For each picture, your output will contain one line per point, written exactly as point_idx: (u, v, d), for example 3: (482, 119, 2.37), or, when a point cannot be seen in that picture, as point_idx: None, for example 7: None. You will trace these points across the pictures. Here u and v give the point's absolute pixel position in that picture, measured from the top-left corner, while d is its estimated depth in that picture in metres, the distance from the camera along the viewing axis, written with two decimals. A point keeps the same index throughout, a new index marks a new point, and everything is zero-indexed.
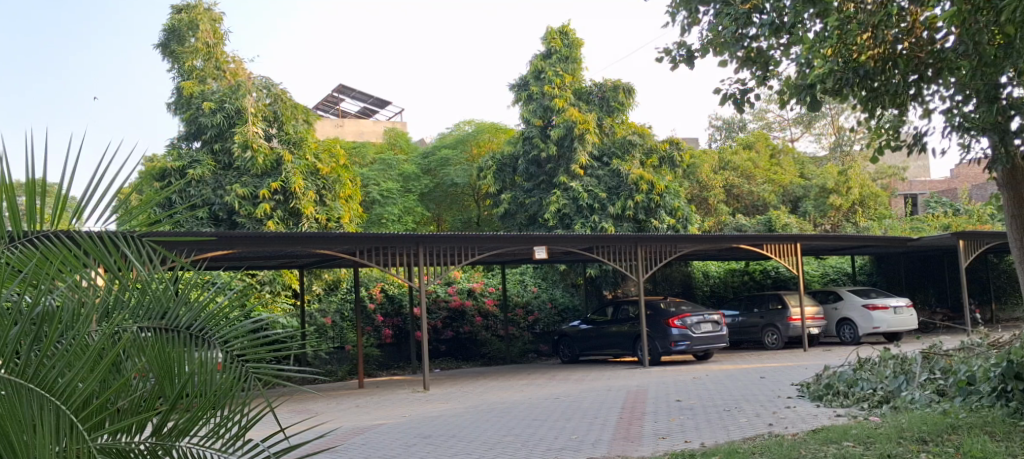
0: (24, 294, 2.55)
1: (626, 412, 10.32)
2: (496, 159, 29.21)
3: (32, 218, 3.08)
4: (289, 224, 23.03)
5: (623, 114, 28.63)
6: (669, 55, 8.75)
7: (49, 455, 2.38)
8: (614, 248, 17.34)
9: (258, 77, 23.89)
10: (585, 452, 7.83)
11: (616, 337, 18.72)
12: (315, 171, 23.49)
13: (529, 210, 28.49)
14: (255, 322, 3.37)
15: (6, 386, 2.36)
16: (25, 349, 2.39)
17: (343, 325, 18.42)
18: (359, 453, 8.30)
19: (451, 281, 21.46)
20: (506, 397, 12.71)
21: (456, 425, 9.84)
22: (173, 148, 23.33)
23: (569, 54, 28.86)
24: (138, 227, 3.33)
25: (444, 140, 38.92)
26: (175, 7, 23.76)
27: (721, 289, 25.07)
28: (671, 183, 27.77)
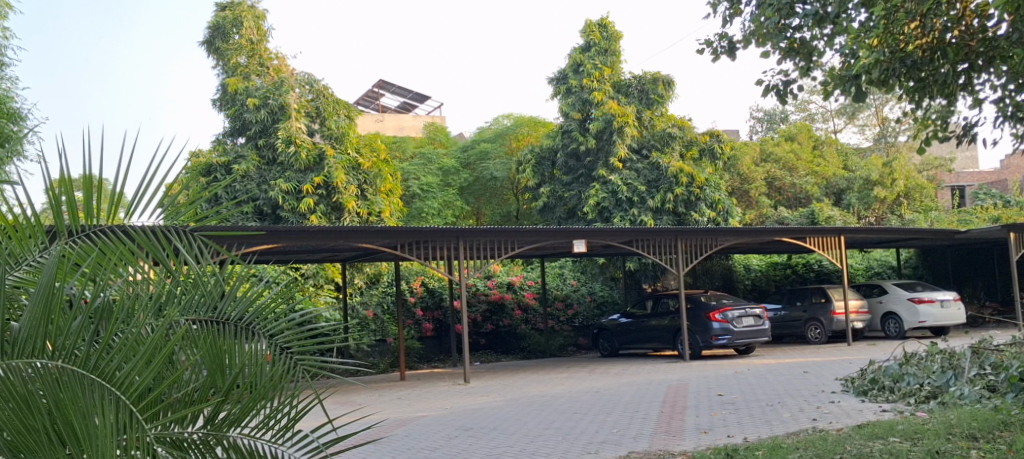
0: (83, 288, 2.59)
1: (667, 406, 10.30)
2: (536, 152, 29.41)
3: (87, 215, 3.16)
4: (332, 218, 23.33)
5: (662, 107, 28.34)
6: (711, 47, 8.65)
7: (112, 446, 2.39)
8: (655, 242, 17.22)
9: (301, 73, 24.20)
10: (627, 445, 7.84)
11: (656, 331, 18.66)
12: (356, 165, 23.72)
13: (568, 203, 28.44)
14: (302, 314, 3.45)
15: (67, 374, 2.37)
16: (84, 340, 2.42)
17: (385, 318, 18.48)
18: (401, 444, 8.40)
19: (491, 275, 21.54)
20: (547, 390, 12.78)
21: (497, 418, 9.92)
22: (219, 143, 23.81)
23: (609, 46, 28.67)
24: (186, 222, 3.40)
25: (483, 134, 39.23)
26: (219, 5, 24.08)
27: (763, 283, 24.81)
28: (712, 175, 27.48)
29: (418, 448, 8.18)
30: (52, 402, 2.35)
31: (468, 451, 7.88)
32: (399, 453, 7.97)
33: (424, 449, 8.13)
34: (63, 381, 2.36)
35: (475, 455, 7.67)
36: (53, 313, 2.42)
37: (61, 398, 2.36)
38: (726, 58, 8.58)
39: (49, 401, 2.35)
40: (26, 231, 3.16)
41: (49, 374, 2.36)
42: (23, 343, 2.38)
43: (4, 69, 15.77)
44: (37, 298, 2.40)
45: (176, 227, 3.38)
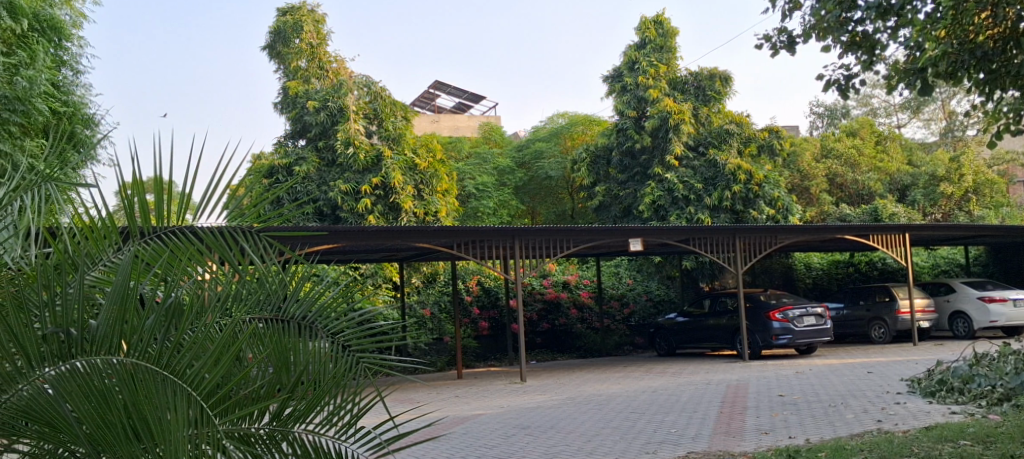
0: (156, 287, 2.61)
1: (727, 406, 10.17)
2: (590, 151, 29.30)
3: (156, 218, 3.24)
4: (389, 218, 23.68)
5: (720, 103, 27.97)
6: (770, 42, 8.50)
7: (182, 439, 2.39)
8: (712, 241, 17.03)
9: (359, 75, 24.54)
10: (686, 446, 7.77)
11: (713, 331, 18.44)
12: (413, 166, 24.05)
13: (623, 202, 28.28)
14: (362, 314, 3.49)
15: (140, 373, 2.38)
16: (157, 338, 2.42)
17: (442, 317, 18.63)
18: (460, 442, 8.47)
19: (547, 274, 21.57)
20: (604, 389, 12.74)
21: (554, 417, 9.92)
22: (281, 145, 24.27)
23: (664, 43, 28.47)
24: (251, 222, 3.43)
25: (538, 134, 39.32)
26: (280, 10, 24.50)
27: (825, 281, 24.31)
28: (771, 172, 27.02)
29: (475, 446, 8.23)
30: (128, 398, 2.38)
31: (526, 449, 7.89)
32: (458, 451, 8.04)
33: (481, 447, 8.17)
34: (136, 379, 2.38)
35: (532, 453, 7.68)
36: (128, 312, 2.45)
37: (135, 392, 2.38)
38: (786, 53, 8.43)
39: (126, 397, 2.39)
40: (101, 233, 3.28)
41: (124, 371, 2.39)
42: (99, 341, 2.41)
43: (79, 76, 16.39)
44: (111, 298, 2.44)
45: (240, 228, 3.42)
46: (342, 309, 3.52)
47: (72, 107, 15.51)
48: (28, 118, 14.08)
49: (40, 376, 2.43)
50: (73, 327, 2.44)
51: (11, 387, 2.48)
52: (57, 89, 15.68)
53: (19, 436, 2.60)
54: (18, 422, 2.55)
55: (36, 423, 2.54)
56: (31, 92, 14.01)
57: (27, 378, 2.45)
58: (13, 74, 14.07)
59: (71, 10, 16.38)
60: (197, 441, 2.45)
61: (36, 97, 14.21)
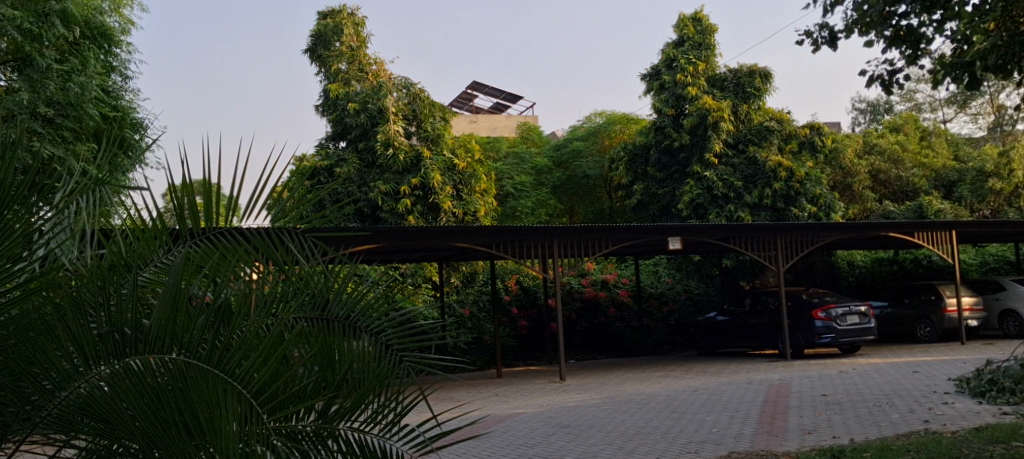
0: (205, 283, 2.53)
1: (770, 406, 10.07)
2: (629, 150, 29.21)
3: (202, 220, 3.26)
4: (428, 218, 23.97)
5: (760, 100, 27.61)
6: (811, 37, 8.39)
7: (231, 437, 2.31)
8: (753, 239, 16.88)
9: (398, 77, 24.75)
10: (728, 445, 7.72)
11: (754, 330, 18.30)
12: (452, 166, 24.31)
13: (662, 200, 28.17)
14: (403, 313, 3.51)
15: (192, 371, 2.29)
16: (208, 336, 2.33)
17: (481, 317, 18.68)
18: (500, 441, 8.51)
19: (585, 273, 21.55)
20: (644, 389, 12.71)
21: (594, 416, 9.92)
22: (322, 147, 24.55)
23: (703, 40, 28.29)
24: (293, 223, 3.43)
25: (576, 133, 39.30)
26: (320, 13, 24.67)
27: (868, 280, 23.97)
28: (812, 169, 26.69)
29: (516, 445, 8.27)
30: (179, 396, 2.31)
31: (566, 449, 7.89)
32: (499, 449, 8.09)
33: (522, 445, 8.21)
34: (189, 376, 2.30)
35: (572, 453, 7.66)
36: (179, 312, 2.35)
37: (187, 389, 2.30)
38: (827, 48, 8.31)
39: (177, 395, 2.31)
40: (152, 233, 3.30)
41: (177, 369, 2.30)
42: (154, 339, 2.33)
43: (127, 81, 16.67)
44: (164, 298, 2.35)
45: (283, 230, 3.42)
46: (384, 309, 3.53)
47: (121, 112, 15.87)
48: (81, 123, 14.49)
49: (96, 374, 2.38)
50: (126, 326, 2.37)
51: (69, 385, 2.42)
52: (107, 94, 16.03)
53: (75, 432, 2.53)
54: (75, 419, 2.49)
55: (91, 419, 2.48)
56: (83, 97, 14.44)
57: (85, 376, 2.39)
58: (66, 80, 14.51)
59: (120, 17, 16.81)
60: (248, 440, 2.37)
61: (88, 102, 14.60)
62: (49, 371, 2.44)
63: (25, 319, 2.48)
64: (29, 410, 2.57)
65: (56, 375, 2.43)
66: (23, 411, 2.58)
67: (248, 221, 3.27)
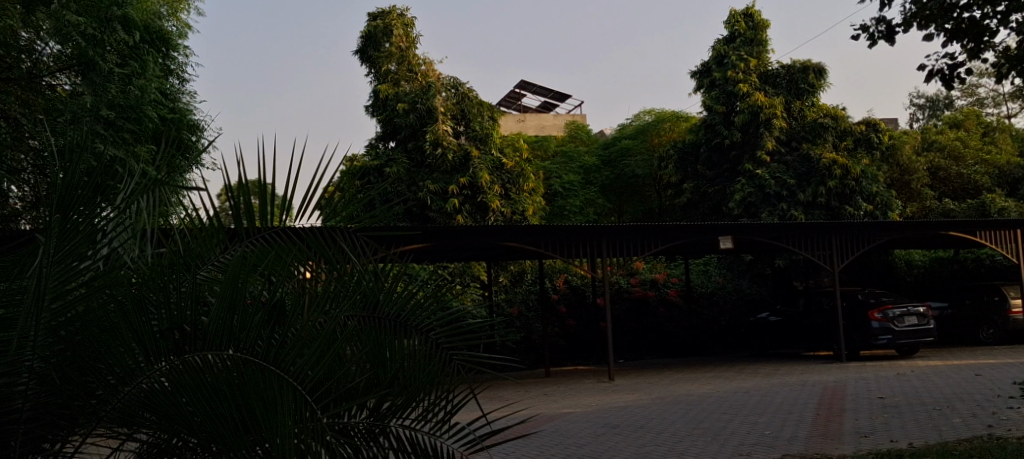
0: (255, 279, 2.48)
1: (825, 408, 9.88)
2: (678, 148, 28.94)
3: (255, 219, 3.23)
4: (476, 218, 24.26)
5: (814, 96, 27.19)
6: (869, 30, 8.19)
7: (290, 436, 2.27)
8: (807, 237, 16.57)
9: (447, 77, 24.92)
10: (781, 448, 7.59)
11: (809, 330, 18.02)
12: (500, 165, 24.66)
13: (712, 199, 27.87)
14: (452, 311, 3.35)
15: (247, 369, 2.27)
16: (263, 332, 2.31)
17: (530, 316, 18.63)
18: (549, 441, 8.50)
19: (634, 272, 21.39)
20: (695, 389, 12.57)
21: (644, 416, 9.85)
22: (372, 148, 24.75)
23: (755, 36, 28.05)
24: (342, 222, 3.34)
25: (625, 131, 39.07)
26: (370, 14, 24.77)
27: (927, 279, 23.35)
28: (869, 166, 26.14)
29: (566, 444, 8.25)
30: (237, 392, 2.29)
31: (616, 449, 7.86)
32: (549, 448, 8.10)
33: (570, 445, 8.19)
34: (245, 371, 2.28)
35: (622, 452, 7.64)
36: (236, 308, 2.32)
37: (245, 388, 2.28)
38: (884, 42, 8.11)
39: (234, 391, 2.30)
40: (210, 233, 3.32)
41: (235, 368, 2.28)
42: (211, 337, 2.31)
43: (185, 84, 17.09)
44: (220, 295, 2.32)
45: (333, 228, 3.34)
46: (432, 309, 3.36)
47: (179, 114, 16.24)
48: (140, 125, 14.90)
49: (158, 368, 2.39)
50: (186, 323, 2.39)
51: (132, 380, 2.46)
52: (166, 96, 16.38)
53: (138, 426, 2.55)
54: (138, 413, 2.51)
55: (151, 413, 2.49)
56: (142, 100, 14.84)
57: (147, 371, 2.42)
58: (128, 82, 14.93)
59: (178, 21, 17.23)
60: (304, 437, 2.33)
61: (147, 105, 14.96)
62: (114, 367, 2.47)
63: (90, 316, 2.47)
64: (95, 405, 2.58)
65: (120, 370, 2.46)
66: (89, 404, 2.59)
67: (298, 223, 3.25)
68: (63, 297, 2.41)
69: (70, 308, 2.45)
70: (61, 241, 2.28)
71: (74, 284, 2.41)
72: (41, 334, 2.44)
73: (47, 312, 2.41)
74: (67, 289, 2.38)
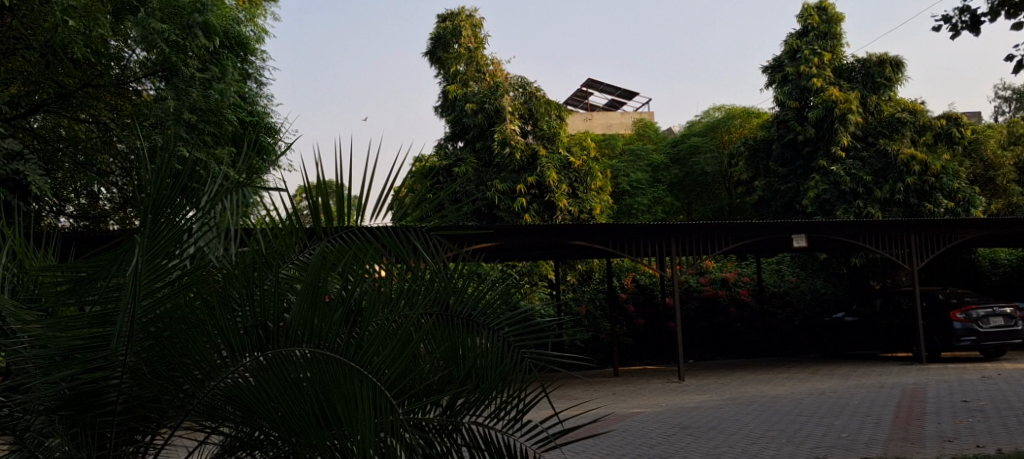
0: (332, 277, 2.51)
1: (904, 411, 9.57)
2: (749, 144, 28.43)
3: (332, 219, 3.27)
4: (544, 217, 24.26)
5: (891, 91, 26.45)
6: (953, 21, 7.91)
7: (370, 430, 2.30)
8: (884, 236, 16.06)
9: (515, 77, 25.05)
10: (859, 451, 7.40)
11: (886, 331, 17.47)
12: (568, 164, 24.61)
13: (785, 197, 27.30)
14: (522, 310, 3.31)
15: (326, 366, 2.32)
16: (342, 330, 2.34)
17: (597, 315, 18.64)
18: (619, 441, 8.47)
19: (704, 271, 21.14)
20: (768, 391, 12.34)
21: (716, 417, 9.71)
22: (441, 148, 25.06)
23: (829, 30, 27.42)
24: (413, 220, 3.35)
25: (693, 129, 38.59)
26: (440, 16, 25.16)
27: (1013, 279, 22.44)
28: (949, 161, 25.27)
29: (637, 444, 8.22)
30: (319, 389, 2.34)
31: (688, 450, 7.79)
32: (620, 448, 8.08)
33: (641, 445, 8.14)
34: (327, 368, 2.33)
35: (695, 453, 7.59)
36: (318, 308, 2.37)
37: (326, 385, 2.33)
38: (969, 33, 7.82)
39: (316, 388, 2.35)
40: (290, 231, 3.39)
41: (317, 363, 2.33)
42: (294, 332, 2.36)
43: (262, 87, 17.60)
44: (302, 293, 2.37)
45: (406, 228, 3.36)
46: (504, 308, 3.33)
47: (257, 117, 16.76)
48: (220, 128, 15.32)
49: (242, 365, 2.46)
50: (270, 320, 2.43)
51: (218, 375, 2.53)
52: (244, 100, 16.94)
53: (222, 419, 2.64)
54: (220, 407, 2.60)
55: (235, 407, 2.57)
56: (223, 103, 15.24)
57: (233, 368, 2.49)
58: (207, 87, 15.35)
59: (256, 26, 17.54)
60: (384, 430, 2.35)
61: (227, 108, 15.36)
62: (201, 363, 2.53)
63: (176, 313, 2.53)
64: (182, 399, 2.65)
65: (207, 366, 2.53)
66: (177, 398, 2.66)
67: (372, 220, 3.28)
68: (153, 294, 2.49)
69: (160, 305, 2.53)
70: (152, 239, 2.35)
71: (162, 283, 2.49)
72: (133, 330, 2.52)
73: (140, 309, 2.50)
74: (156, 288, 2.46)
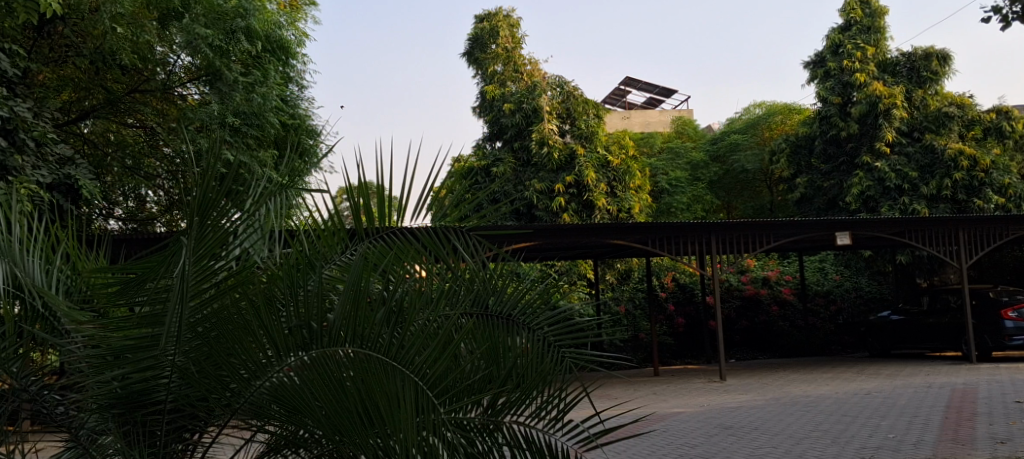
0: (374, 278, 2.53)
1: (955, 411, 9.36)
2: (790, 141, 28.02)
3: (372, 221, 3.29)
4: (583, 216, 24.16)
5: (937, 85, 25.91)
6: (1004, 12, 7.72)
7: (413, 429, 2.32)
8: (930, 233, 15.72)
9: (552, 76, 25.08)
10: (907, 453, 7.26)
11: (934, 330, 17.11)
12: (606, 163, 24.46)
13: (827, 194, 26.89)
14: (562, 311, 3.31)
15: (368, 365, 2.34)
16: (385, 331, 2.36)
17: (637, 314, 18.56)
18: (660, 440, 8.43)
19: (745, 270, 20.91)
20: (812, 391, 12.17)
21: (758, 418, 9.61)
22: (480, 148, 25.19)
23: (872, 23, 26.93)
24: (452, 221, 3.35)
25: (733, 126, 38.21)
26: (477, 17, 25.33)
27: None
28: (999, 156, 24.68)
29: (678, 444, 8.16)
30: (362, 389, 2.36)
31: (730, 450, 7.71)
32: (661, 448, 8.03)
33: (682, 445, 8.08)
34: (369, 368, 2.35)
35: (737, 454, 7.50)
36: (361, 309, 2.39)
37: (369, 385, 2.35)
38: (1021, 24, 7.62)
39: (359, 388, 2.37)
40: (332, 232, 3.40)
41: (359, 363, 2.35)
42: (337, 332, 2.39)
43: (304, 90, 17.82)
44: (345, 294, 2.39)
45: (446, 229, 3.37)
46: (543, 308, 3.33)
47: (299, 119, 17.00)
48: (264, 131, 15.53)
49: (286, 365, 2.48)
50: (315, 320, 2.46)
51: (262, 374, 2.55)
52: (287, 103, 17.20)
53: (268, 418, 2.68)
54: (266, 405, 2.63)
55: (279, 406, 2.61)
56: (264, 107, 15.41)
57: (276, 367, 2.51)
58: (250, 90, 15.57)
59: (296, 30, 17.83)
60: (425, 430, 2.38)
61: (269, 111, 15.57)
62: (246, 363, 2.55)
63: (223, 314, 2.56)
64: (228, 398, 2.68)
65: (251, 366, 2.55)
66: (224, 397, 2.69)
67: (412, 221, 3.29)
68: (200, 296, 2.53)
69: (207, 306, 2.56)
70: (198, 241, 2.38)
71: (208, 283, 2.52)
72: (182, 330, 2.56)
73: (188, 309, 2.54)
74: (203, 288, 2.49)
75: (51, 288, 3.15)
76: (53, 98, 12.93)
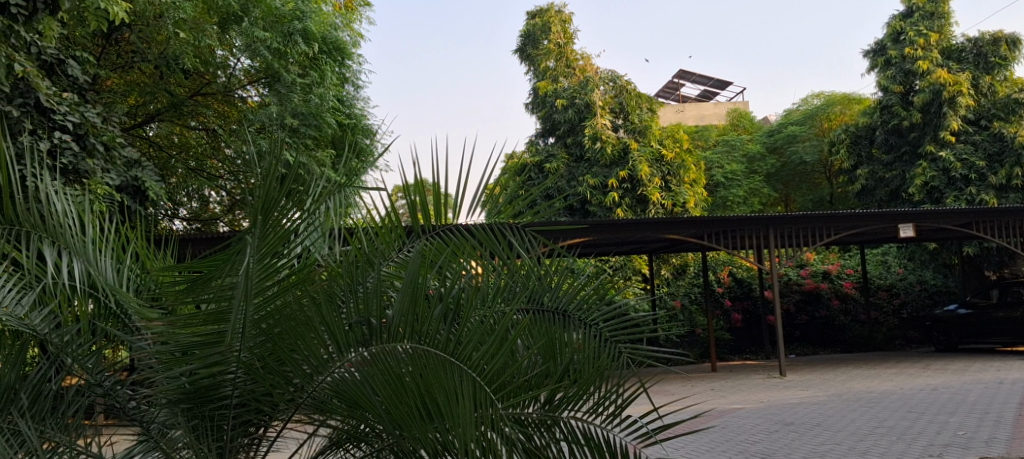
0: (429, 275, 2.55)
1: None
2: (850, 131, 27.27)
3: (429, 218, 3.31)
4: (637, 211, 23.77)
5: (1006, 70, 25.04)
6: None
7: (471, 424, 2.34)
8: (998, 223, 15.21)
9: (605, 71, 25.04)
10: (976, 451, 7.03)
11: (1003, 324, 16.55)
12: (659, 157, 24.15)
13: (890, 185, 26.21)
14: (618, 306, 3.29)
15: (425, 359, 2.37)
16: (441, 325, 2.38)
17: (693, 309, 18.40)
18: (719, 437, 8.35)
19: (805, 263, 20.48)
20: (876, 386, 11.89)
21: (820, 414, 9.43)
22: (533, 144, 25.30)
23: (935, 9, 26.12)
24: (506, 218, 3.35)
25: (791, 117, 37.52)
26: (530, 13, 25.48)
27: None
28: None
29: (738, 440, 8.07)
30: (420, 383, 2.39)
31: (792, 447, 7.57)
32: (721, 445, 7.97)
33: (741, 442, 7.99)
34: (425, 363, 2.37)
35: (799, 451, 7.35)
36: (419, 305, 2.41)
37: (427, 379, 2.37)
38: None
39: (417, 382, 2.40)
40: (389, 229, 3.42)
41: (415, 358, 2.38)
42: (395, 328, 2.42)
43: (359, 90, 18.01)
44: (403, 290, 2.41)
45: (501, 225, 3.37)
46: (598, 303, 3.32)
47: (356, 119, 17.25)
48: (321, 131, 15.73)
49: (348, 360, 2.52)
50: (373, 316, 2.49)
51: (324, 370, 2.58)
52: (343, 104, 17.49)
53: (330, 412, 2.72)
54: (328, 400, 2.67)
55: (341, 400, 2.65)
56: (322, 107, 15.67)
57: (338, 362, 2.55)
58: (308, 92, 15.88)
59: (352, 31, 18.16)
60: (482, 424, 2.40)
61: (326, 112, 15.82)
62: (308, 358, 2.58)
63: (285, 311, 2.58)
64: (292, 393, 2.74)
65: (313, 362, 2.58)
66: (287, 392, 2.75)
67: (467, 218, 3.30)
68: (262, 294, 2.57)
69: (269, 303, 2.60)
70: (262, 238, 2.42)
71: (271, 281, 2.56)
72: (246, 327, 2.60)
73: (252, 307, 2.58)
74: (267, 285, 2.54)
75: (123, 286, 3.28)
76: (122, 103, 13.34)
